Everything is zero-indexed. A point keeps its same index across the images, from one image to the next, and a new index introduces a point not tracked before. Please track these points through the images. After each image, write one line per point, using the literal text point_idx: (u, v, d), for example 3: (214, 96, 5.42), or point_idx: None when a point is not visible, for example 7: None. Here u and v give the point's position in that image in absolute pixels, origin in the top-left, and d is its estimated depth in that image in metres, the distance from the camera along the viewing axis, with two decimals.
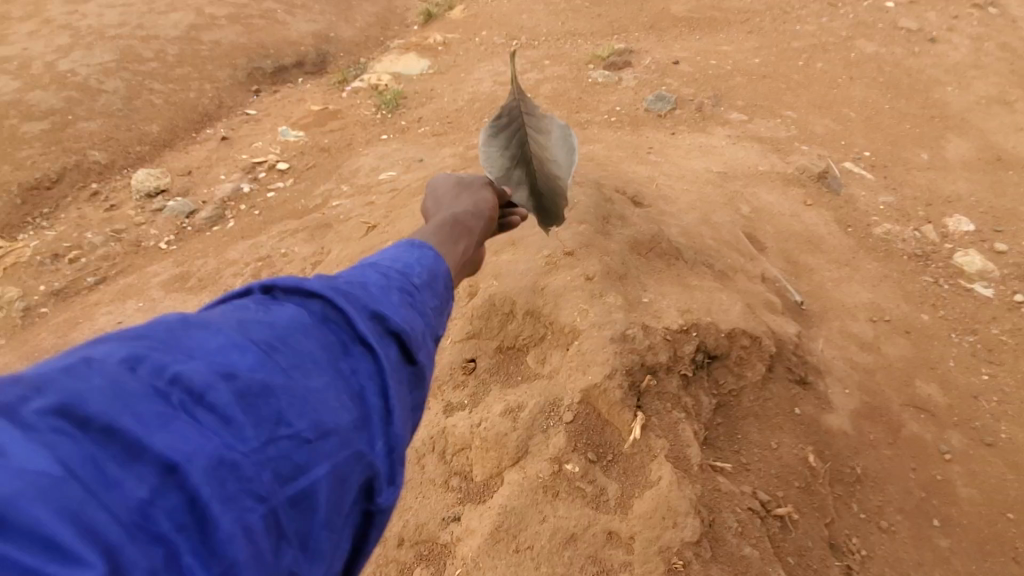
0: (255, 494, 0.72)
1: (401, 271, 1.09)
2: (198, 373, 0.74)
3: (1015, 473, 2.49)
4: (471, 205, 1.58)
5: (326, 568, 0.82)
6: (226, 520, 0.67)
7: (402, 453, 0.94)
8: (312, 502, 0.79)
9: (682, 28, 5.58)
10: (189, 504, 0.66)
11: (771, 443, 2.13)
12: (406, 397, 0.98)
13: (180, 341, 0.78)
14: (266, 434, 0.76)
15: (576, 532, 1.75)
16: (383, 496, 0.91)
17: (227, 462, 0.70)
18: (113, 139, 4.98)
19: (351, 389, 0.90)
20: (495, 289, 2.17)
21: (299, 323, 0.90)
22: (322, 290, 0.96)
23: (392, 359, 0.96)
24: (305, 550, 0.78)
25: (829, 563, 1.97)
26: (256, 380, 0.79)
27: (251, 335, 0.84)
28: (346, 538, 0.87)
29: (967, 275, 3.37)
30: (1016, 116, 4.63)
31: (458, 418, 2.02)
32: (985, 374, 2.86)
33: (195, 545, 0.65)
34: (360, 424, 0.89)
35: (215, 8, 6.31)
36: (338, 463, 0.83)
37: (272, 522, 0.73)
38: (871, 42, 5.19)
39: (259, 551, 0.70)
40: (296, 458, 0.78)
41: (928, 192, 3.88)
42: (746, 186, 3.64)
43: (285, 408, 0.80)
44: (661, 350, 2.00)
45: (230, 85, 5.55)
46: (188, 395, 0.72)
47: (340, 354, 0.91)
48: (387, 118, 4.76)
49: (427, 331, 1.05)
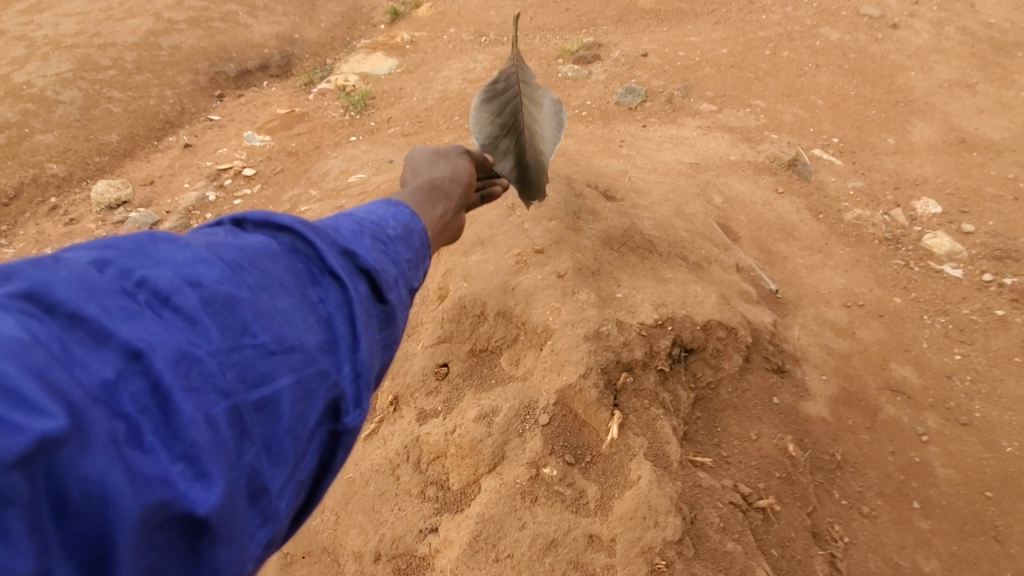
0: (219, 389, 0.69)
1: (374, 222, 1.07)
2: (164, 277, 0.72)
3: (990, 451, 2.52)
4: (448, 171, 1.52)
5: (289, 478, 0.78)
6: (189, 407, 0.65)
7: (370, 380, 0.92)
8: (277, 410, 0.76)
9: (650, 20, 5.57)
10: (152, 389, 0.63)
11: (751, 434, 2.11)
12: (375, 331, 0.95)
13: (149, 248, 0.75)
14: (231, 339, 0.74)
15: (557, 537, 1.71)
16: (350, 418, 0.88)
17: (190, 357, 0.67)
18: (71, 150, 4.78)
19: (319, 315, 0.88)
20: (465, 291, 2.11)
21: (268, 249, 0.88)
22: (292, 222, 0.93)
23: (361, 293, 0.93)
24: (268, 452, 0.75)
25: (813, 552, 1.96)
26: (223, 290, 0.77)
27: (219, 252, 0.82)
28: (311, 454, 0.84)
29: (936, 257, 3.41)
30: (977, 98, 4.72)
31: (432, 426, 1.96)
32: (957, 354, 2.90)
33: (157, 428, 0.62)
34: (328, 347, 0.86)
35: (174, 12, 6.12)
36: (303, 377, 0.81)
37: (235, 419, 0.70)
38: (835, 30, 5.24)
39: (221, 444, 0.67)
40: (261, 366, 0.76)
41: (896, 175, 3.92)
42: (718, 177, 3.64)
43: (251, 319, 0.77)
44: (636, 346, 1.96)
45: (192, 90, 5.38)
46: (154, 295, 0.70)
47: (309, 283, 0.89)
48: (355, 119, 4.66)
49: (400, 276, 1.03)
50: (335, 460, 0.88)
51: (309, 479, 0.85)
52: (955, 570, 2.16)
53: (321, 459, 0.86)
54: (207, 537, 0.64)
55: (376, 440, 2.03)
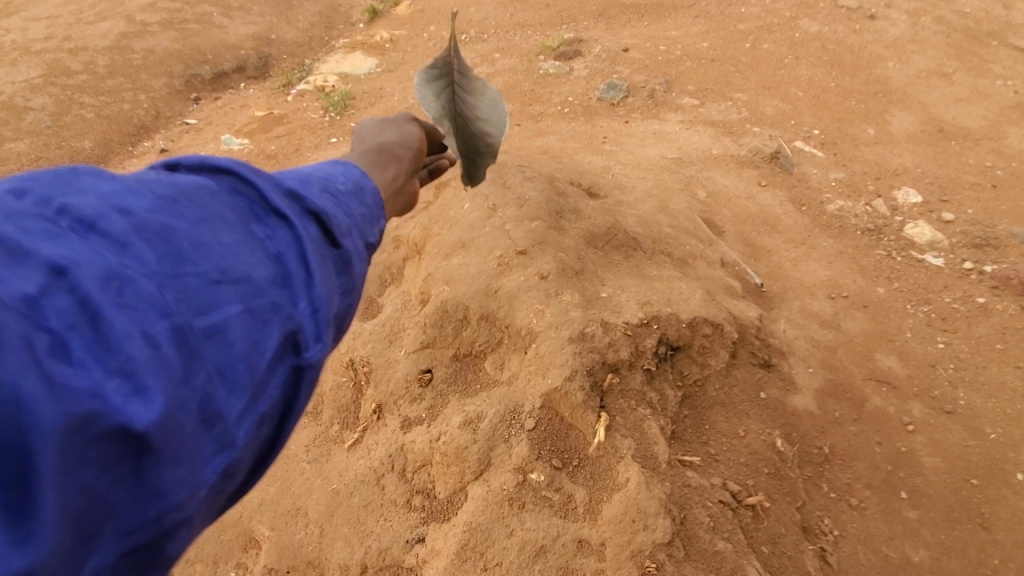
0: (159, 308, 0.65)
1: (323, 176, 1.03)
2: (90, 204, 0.68)
3: (974, 438, 2.54)
4: (396, 137, 1.41)
5: (246, 411, 0.73)
6: (123, 322, 0.60)
7: (329, 317, 0.87)
8: (227, 338, 0.72)
9: (631, 15, 5.55)
10: (80, 304, 0.59)
11: (739, 431, 2.10)
12: (331, 273, 0.91)
13: (72, 182, 0.71)
14: (169, 267, 0.69)
15: (545, 544, 1.69)
16: (311, 352, 0.83)
17: (121, 277, 0.63)
18: (42, 158, 4.65)
19: (267, 251, 0.84)
20: (447, 295, 2.07)
21: (205, 188, 0.84)
22: (230, 165, 0.89)
23: (312, 234, 0.90)
24: (222, 378, 0.70)
25: (803, 548, 1.96)
26: (157, 220, 0.72)
27: (151, 187, 0.77)
28: (273, 389, 0.78)
29: (918, 246, 3.44)
30: (954, 88, 4.77)
31: (417, 434, 1.93)
32: (941, 342, 2.92)
33: (88, 342, 0.57)
34: (279, 282, 0.82)
35: (147, 14, 5.98)
36: (253, 307, 0.76)
37: (180, 339, 0.66)
38: (814, 22, 5.26)
39: (163, 362, 0.62)
40: (203, 295, 0.71)
41: (877, 166, 3.95)
42: (701, 171, 3.63)
43: (190, 248, 0.73)
44: (622, 346, 1.93)
45: (167, 94, 5.25)
46: (78, 222, 0.65)
47: (253, 222, 0.85)
48: (335, 120, 4.59)
49: (352, 225, 0.99)
50: (299, 399, 0.83)
51: (274, 416, 0.79)
52: (943, 558, 2.18)
53: (285, 397, 0.81)
54: (151, 455, 0.60)
55: (361, 450, 2.02)
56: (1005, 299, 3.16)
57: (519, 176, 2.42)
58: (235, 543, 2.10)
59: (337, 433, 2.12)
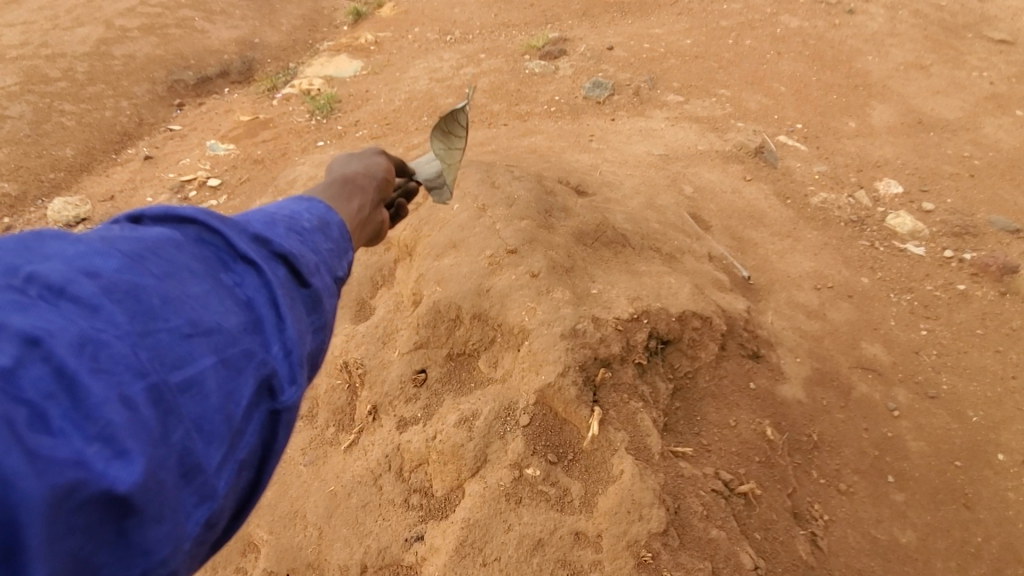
0: (134, 368, 0.64)
1: (287, 215, 1.03)
2: (56, 269, 0.66)
3: (958, 422, 2.61)
4: (362, 168, 1.42)
5: (224, 461, 0.74)
6: (98, 387, 0.59)
7: (303, 358, 0.88)
8: (203, 392, 0.72)
9: (614, 14, 5.60)
10: (54, 372, 0.58)
11: (729, 421, 2.14)
12: (301, 314, 0.91)
13: (34, 247, 0.69)
14: (141, 325, 0.69)
15: (543, 537, 1.72)
16: (287, 395, 0.83)
17: (95, 341, 0.62)
18: (23, 168, 4.59)
19: (236, 298, 0.83)
20: (439, 296, 2.09)
21: (170, 241, 0.83)
22: (195, 214, 0.88)
23: (280, 277, 0.90)
24: (200, 431, 0.70)
25: (794, 533, 2.00)
26: (124, 279, 0.71)
27: (116, 245, 0.76)
28: (251, 434, 0.78)
29: (900, 236, 3.50)
30: (931, 80, 4.86)
31: (413, 433, 1.95)
32: (923, 329, 2.98)
33: (65, 411, 0.57)
34: (252, 328, 0.82)
35: (126, 19, 5.93)
36: (226, 357, 0.76)
37: (156, 398, 0.65)
38: (794, 17, 5.34)
39: (141, 423, 0.62)
40: (177, 350, 0.71)
41: (859, 158, 4.02)
42: (687, 167, 3.68)
43: (160, 304, 0.73)
44: (614, 341, 1.96)
45: (150, 100, 5.20)
46: (47, 288, 0.64)
47: (221, 270, 0.85)
48: (322, 123, 4.58)
49: (320, 263, 1.00)
50: (278, 441, 0.83)
51: (252, 463, 0.80)
52: (929, 539, 2.23)
53: (262, 442, 0.81)
54: (134, 515, 0.60)
55: (357, 450, 2.04)
56: (984, 286, 3.24)
57: (507, 176, 2.44)
58: (233, 548, 2.10)
59: (333, 436, 2.13)
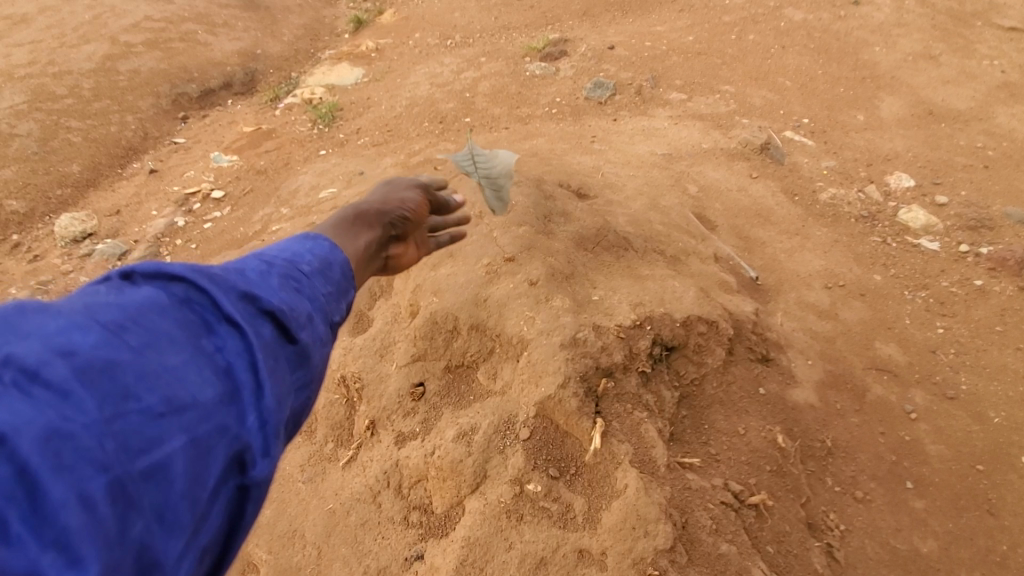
0: (96, 463, 0.62)
1: (283, 264, 1.01)
2: (32, 352, 0.65)
3: (979, 424, 2.51)
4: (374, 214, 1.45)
5: (187, 543, 0.70)
6: (60, 486, 0.58)
7: (279, 425, 0.84)
8: (169, 477, 0.69)
9: (615, 13, 5.54)
10: (17, 473, 0.56)
11: (739, 429, 2.07)
12: (279, 378, 0.87)
13: (15, 323, 0.68)
14: (113, 408, 0.67)
15: (546, 556, 1.66)
16: (257, 469, 0.80)
17: (61, 434, 0.61)
18: (30, 185, 4.60)
19: (215, 366, 0.80)
20: (436, 306, 2.05)
21: (154, 306, 0.80)
22: (184, 272, 0.85)
23: (262, 338, 0.87)
24: (161, 521, 0.67)
25: (808, 545, 1.93)
26: (102, 358, 0.69)
27: (98, 316, 0.74)
28: (216, 512, 0.75)
29: (913, 232, 3.41)
30: (941, 70, 4.74)
31: (411, 449, 1.91)
32: (940, 327, 2.89)
33: (24, 514, 0.55)
34: (227, 399, 0.79)
35: (131, 35, 5.95)
36: (197, 436, 0.73)
37: (116, 493, 0.63)
38: (798, 10, 5.24)
39: (99, 522, 0.60)
40: (146, 432, 0.69)
41: (868, 152, 3.93)
42: (691, 166, 3.60)
43: (135, 382, 0.71)
44: (616, 349, 1.91)
45: (155, 113, 5.25)
46: (21, 373, 0.63)
47: (201, 334, 0.82)
48: (324, 131, 4.56)
49: (308, 319, 0.97)
50: (245, 514, 0.80)
51: (216, 537, 0.77)
52: (952, 547, 2.15)
53: (228, 515, 0.78)
54: None
55: (356, 467, 1.99)
56: (1002, 281, 3.14)
57: None
58: (234, 568, 2.05)
59: (331, 452, 2.09)
